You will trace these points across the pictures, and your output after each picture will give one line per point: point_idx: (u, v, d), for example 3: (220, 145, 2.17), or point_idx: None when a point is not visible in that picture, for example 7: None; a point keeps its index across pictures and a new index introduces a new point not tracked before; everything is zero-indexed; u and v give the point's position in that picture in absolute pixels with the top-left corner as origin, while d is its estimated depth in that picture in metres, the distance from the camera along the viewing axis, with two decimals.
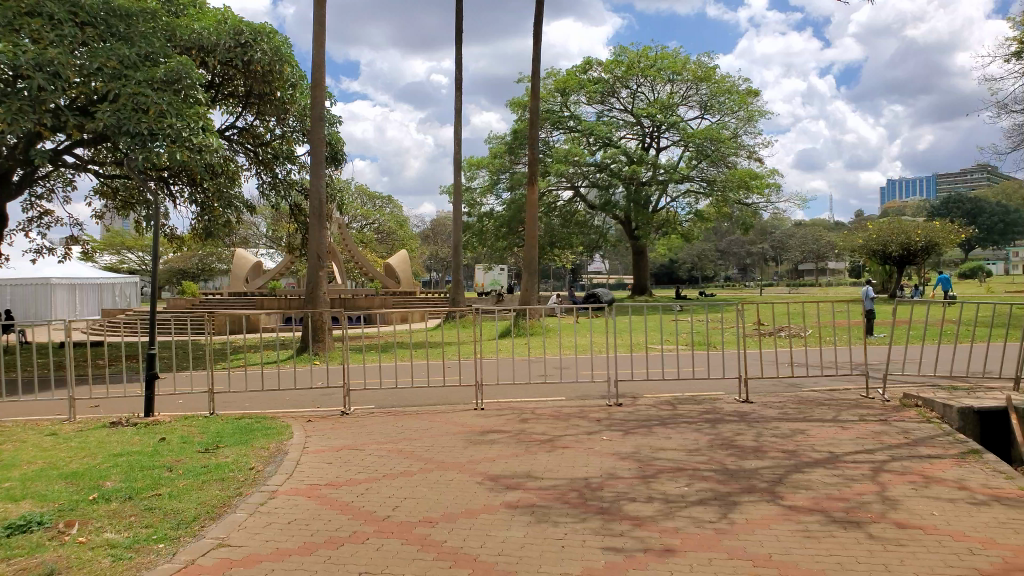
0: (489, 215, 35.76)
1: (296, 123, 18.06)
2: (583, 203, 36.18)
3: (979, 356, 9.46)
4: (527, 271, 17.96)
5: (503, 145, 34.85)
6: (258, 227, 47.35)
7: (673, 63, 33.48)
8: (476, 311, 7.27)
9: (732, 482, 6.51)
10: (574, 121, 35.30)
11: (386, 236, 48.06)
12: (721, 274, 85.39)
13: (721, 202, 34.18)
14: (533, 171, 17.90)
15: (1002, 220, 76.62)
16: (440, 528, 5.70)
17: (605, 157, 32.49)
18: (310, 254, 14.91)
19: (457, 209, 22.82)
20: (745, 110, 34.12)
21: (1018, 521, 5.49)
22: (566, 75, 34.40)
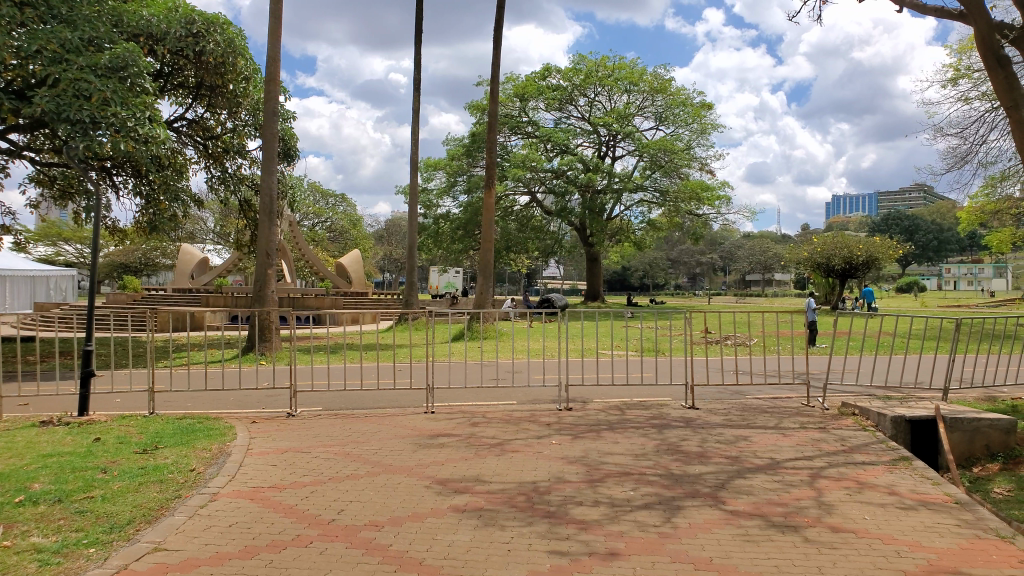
0: (445, 217, 35.63)
1: (249, 117, 17.67)
2: (540, 209, 36.29)
3: (911, 368, 9.85)
4: (481, 274, 17.89)
5: (461, 147, 34.71)
6: (206, 222, 45.90)
7: (631, 73, 33.96)
8: (426, 313, 7.19)
9: (677, 486, 6.65)
10: (531, 127, 35.47)
11: (339, 235, 47.46)
12: (673, 283, 87.10)
13: (674, 213, 34.79)
14: (490, 174, 17.83)
15: (937, 237, 80.96)
16: (386, 531, 5.65)
17: (562, 164, 32.63)
18: (259, 251, 14.56)
19: (413, 210, 22.57)
20: (699, 123, 34.84)
21: (942, 525, 5.77)
22: (525, 81, 34.67)
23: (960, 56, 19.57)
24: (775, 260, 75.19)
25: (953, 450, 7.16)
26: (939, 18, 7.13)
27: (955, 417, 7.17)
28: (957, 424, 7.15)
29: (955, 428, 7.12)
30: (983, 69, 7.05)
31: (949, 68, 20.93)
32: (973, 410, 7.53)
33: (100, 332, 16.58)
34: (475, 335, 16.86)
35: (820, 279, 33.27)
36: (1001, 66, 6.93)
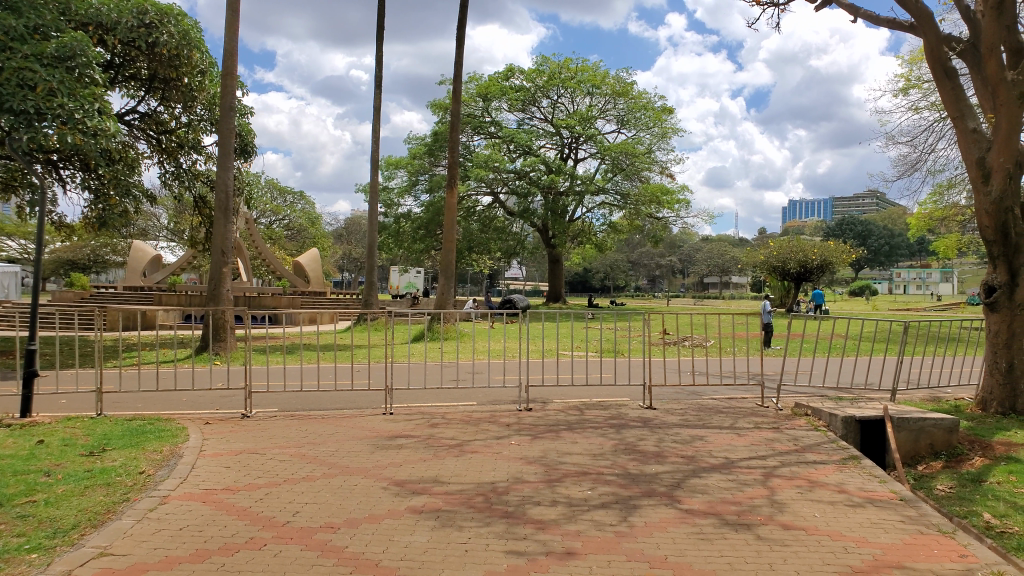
0: (406, 216, 35.39)
1: (205, 112, 17.20)
2: (502, 210, 36.26)
3: (861, 369, 10.14)
4: (442, 275, 17.83)
5: (423, 146, 34.50)
6: (160, 218, 44.72)
7: (593, 76, 34.12)
8: (383, 312, 7.16)
9: (634, 486, 6.73)
10: (494, 127, 35.47)
11: (297, 233, 46.82)
12: (633, 284, 88.07)
13: (634, 215, 35.12)
14: (452, 175, 17.70)
15: (889, 243, 84.16)
16: (342, 533, 5.60)
17: (525, 165, 32.57)
18: (214, 249, 14.27)
19: (373, 209, 22.33)
20: (660, 127, 35.22)
21: (887, 522, 5.96)
22: (488, 81, 34.68)
23: (912, 67, 20.08)
24: (732, 263, 76.83)
25: (900, 449, 7.39)
26: (892, 30, 7.29)
27: (901, 417, 7.39)
28: (903, 423, 7.37)
29: (902, 428, 7.33)
30: (932, 80, 7.29)
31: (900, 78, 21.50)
32: (919, 411, 7.76)
33: (44, 330, 16.09)
34: (435, 335, 16.80)
35: (776, 282, 33.42)
36: (950, 78, 7.18)
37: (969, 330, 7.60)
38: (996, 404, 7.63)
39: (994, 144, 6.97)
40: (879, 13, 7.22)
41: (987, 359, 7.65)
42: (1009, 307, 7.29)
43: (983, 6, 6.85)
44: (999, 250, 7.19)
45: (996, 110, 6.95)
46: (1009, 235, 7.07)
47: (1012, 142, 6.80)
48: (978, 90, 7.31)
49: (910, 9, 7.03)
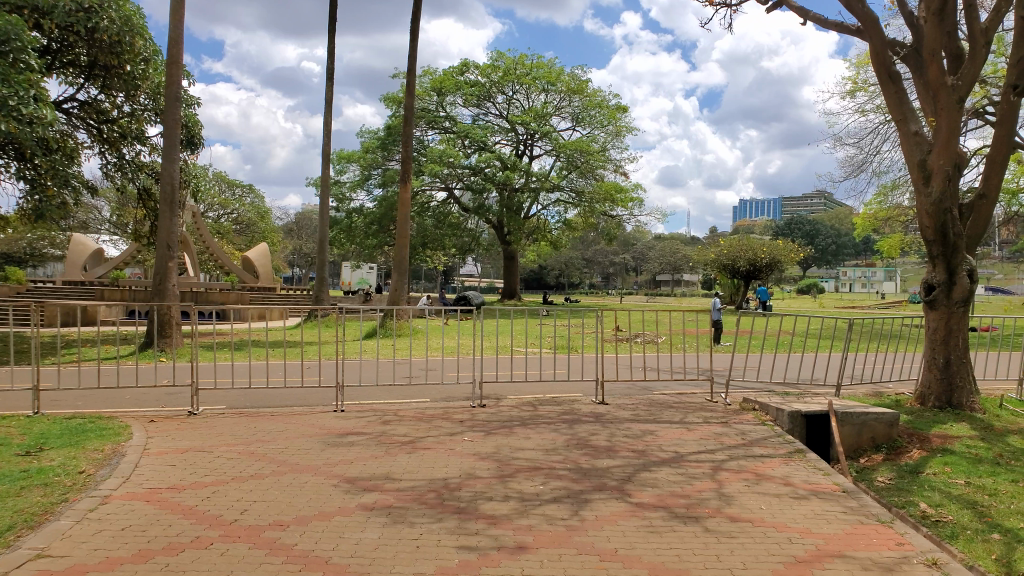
0: (359, 211, 35.01)
1: (148, 101, 16.98)
2: (457, 206, 36.15)
3: (806, 365, 10.43)
4: (395, 271, 17.68)
5: (376, 140, 34.19)
6: (101, 210, 43.25)
7: (548, 73, 34.19)
8: (334, 309, 7.12)
9: (585, 480, 6.81)
10: (449, 122, 35.37)
11: (246, 227, 45.92)
12: (587, 282, 88.70)
13: (588, 213, 35.37)
14: (405, 170, 17.53)
15: (835, 241, 88.51)
16: (291, 531, 5.54)
17: (480, 161, 32.42)
18: (159, 243, 13.97)
19: (324, 203, 21.97)
20: (614, 125, 35.62)
21: (829, 513, 6.15)
22: (442, 75, 34.45)
23: (858, 72, 20.58)
24: (684, 261, 78.10)
25: (843, 442, 7.55)
26: (840, 33, 7.39)
27: (845, 411, 7.54)
28: (847, 418, 7.53)
29: (846, 422, 7.48)
30: (877, 83, 7.46)
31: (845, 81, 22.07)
32: (862, 405, 7.98)
33: None
34: (387, 332, 16.68)
35: (726, 280, 34.44)
36: (893, 82, 7.36)
37: (909, 327, 7.82)
38: (934, 398, 7.95)
39: (935, 146, 7.17)
40: (827, 16, 7.32)
41: (926, 355, 7.94)
42: (947, 305, 7.55)
43: (926, 11, 7.01)
44: (938, 249, 7.42)
45: (937, 114, 7.15)
46: (947, 235, 7.27)
47: (951, 145, 7.00)
48: (920, 94, 7.50)
49: (857, 13, 7.14)
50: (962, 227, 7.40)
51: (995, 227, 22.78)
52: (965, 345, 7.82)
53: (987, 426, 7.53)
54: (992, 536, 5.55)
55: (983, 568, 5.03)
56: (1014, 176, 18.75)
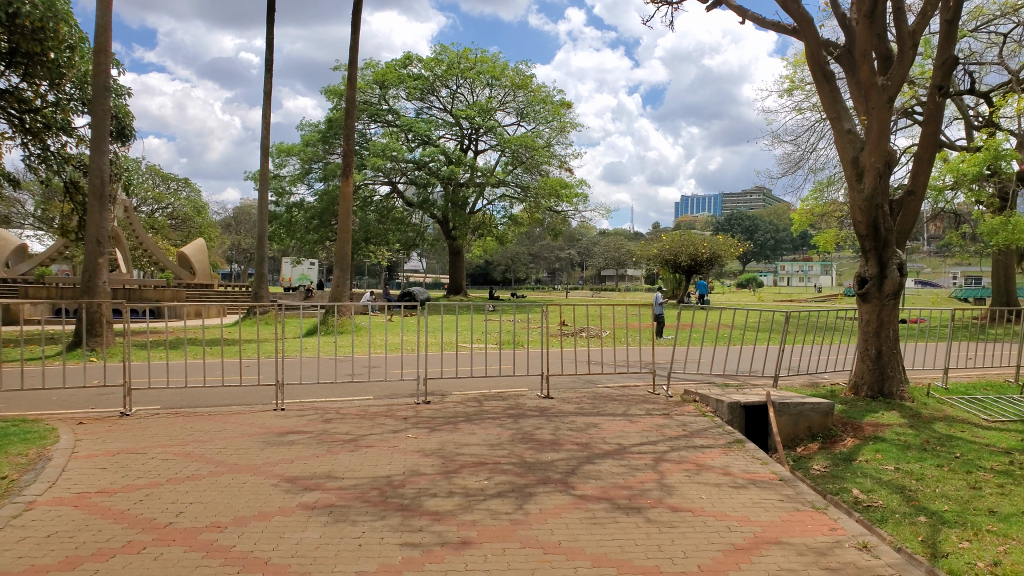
0: (299, 206, 34.54)
1: (75, 91, 16.52)
2: (400, 200, 35.90)
3: (744, 357, 10.73)
4: (337, 266, 17.45)
5: (317, 133, 33.73)
6: (25, 204, 41.37)
7: (492, 67, 34.18)
8: (273, 306, 7.00)
9: (530, 474, 6.85)
10: (392, 116, 35.10)
11: (182, 222, 44.64)
12: (533, 277, 89.22)
13: (534, 208, 35.61)
14: (347, 163, 17.31)
15: (773, 237, 93.89)
16: (230, 532, 5.43)
17: (423, 155, 32.26)
18: (88, 239, 13.62)
19: (263, 198, 21.49)
20: (558, 121, 35.80)
21: (767, 501, 6.31)
22: (385, 68, 34.11)
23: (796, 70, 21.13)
24: (627, 256, 79.34)
25: (781, 432, 7.75)
26: (777, 33, 7.50)
27: (783, 402, 7.74)
28: (784, 408, 7.73)
29: (783, 412, 7.68)
30: (812, 82, 7.64)
31: (783, 80, 22.63)
32: (799, 396, 8.22)
33: None
34: (328, 330, 16.49)
35: (668, 275, 34.90)
36: (827, 81, 7.55)
37: (845, 320, 8.07)
38: (867, 387, 8.25)
39: (866, 145, 7.39)
40: (765, 16, 7.43)
41: (859, 346, 8.22)
42: (878, 298, 7.82)
43: (857, 13, 7.21)
44: (870, 244, 7.67)
45: (869, 113, 7.37)
46: (878, 230, 7.52)
47: (881, 143, 7.23)
48: (853, 93, 7.72)
49: (793, 13, 7.26)
50: (892, 222, 7.66)
51: (923, 222, 23.78)
52: (895, 336, 8.13)
53: (916, 414, 7.90)
54: (919, 518, 5.79)
55: (911, 550, 5.24)
56: (939, 174, 19.37)
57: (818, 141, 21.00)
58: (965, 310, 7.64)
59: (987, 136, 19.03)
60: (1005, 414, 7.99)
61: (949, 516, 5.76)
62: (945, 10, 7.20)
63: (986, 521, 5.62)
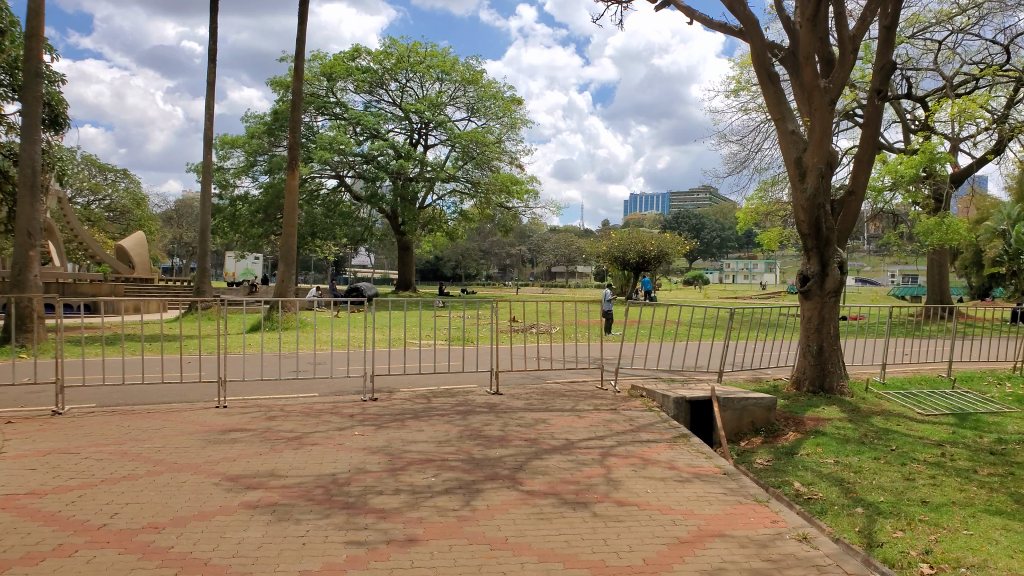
0: (243, 198, 33.91)
1: (3, 77, 15.95)
2: (348, 194, 35.47)
3: (689, 353, 10.95)
4: (282, 261, 17.21)
5: (262, 125, 33.12)
6: None
7: (442, 62, 34.15)
8: (216, 301, 6.84)
9: (477, 470, 6.85)
10: (340, 108, 34.71)
11: (120, 214, 43.15)
12: (484, 273, 89.28)
13: (484, 204, 35.69)
14: (293, 156, 17.02)
15: (718, 235, 96.98)
16: (168, 533, 5.29)
17: (372, 148, 32.01)
18: (17, 232, 13.19)
19: (206, 190, 21.03)
20: (509, 117, 36.02)
21: (711, 494, 6.43)
22: (333, 60, 33.65)
23: (744, 70, 21.53)
24: (578, 253, 80.05)
25: (725, 427, 7.90)
26: (725, 34, 7.59)
27: (727, 397, 7.89)
28: (729, 403, 7.88)
29: (727, 407, 7.84)
30: (758, 83, 7.80)
31: (731, 79, 23.06)
32: (743, 391, 8.40)
33: None
34: (272, 326, 16.27)
35: (617, 272, 35.43)
36: (772, 82, 7.73)
37: (788, 317, 8.28)
38: (808, 383, 8.50)
39: (809, 145, 7.56)
40: (712, 17, 7.51)
41: (802, 342, 8.45)
42: (820, 295, 8.02)
43: (801, 17, 7.37)
44: (813, 242, 7.85)
45: (811, 114, 7.53)
46: (820, 229, 7.71)
47: (824, 144, 7.41)
48: (797, 95, 7.90)
49: (738, 15, 7.37)
50: (834, 221, 7.88)
51: (864, 221, 24.62)
52: (836, 332, 8.38)
53: (854, 408, 8.16)
54: (856, 509, 5.96)
55: (848, 540, 5.39)
56: (878, 176, 19.91)
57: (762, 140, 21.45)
58: (901, 308, 7.88)
59: (923, 139, 19.76)
60: (938, 408, 8.38)
61: (885, 507, 5.94)
62: (884, 16, 7.39)
63: (918, 511, 5.82)
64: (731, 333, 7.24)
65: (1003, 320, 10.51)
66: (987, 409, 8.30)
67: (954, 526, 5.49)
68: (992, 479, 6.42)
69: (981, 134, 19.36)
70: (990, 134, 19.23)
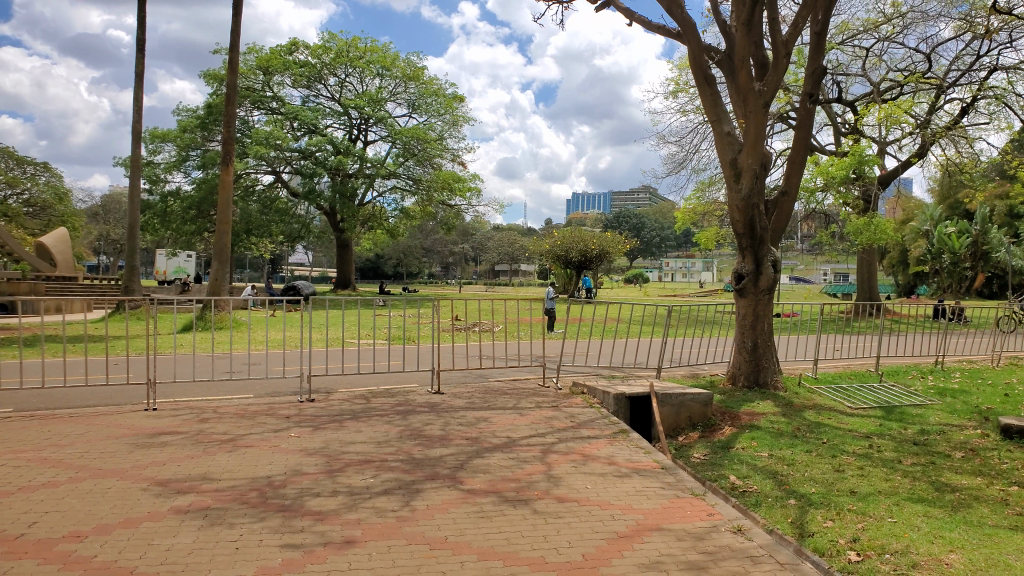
0: (175, 194, 32.99)
1: None
2: (285, 190, 34.89)
3: (630, 350, 11.17)
4: (215, 259, 16.81)
5: (195, 119, 32.30)
6: None
7: (382, 58, 33.94)
8: (144, 300, 6.60)
9: (417, 470, 6.80)
10: (277, 103, 34.09)
11: None
12: (427, 271, 88.94)
13: (426, 201, 35.53)
14: (228, 150, 16.61)
15: (657, 235, 100.31)
16: (90, 542, 5.07)
17: (309, 144, 31.52)
18: None
19: (135, 186, 20.35)
20: (450, 114, 36.20)
21: (650, 489, 6.53)
22: (269, 53, 32.93)
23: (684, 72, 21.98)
24: (520, 251, 80.93)
25: (664, 422, 8.04)
26: (664, 36, 7.70)
27: (665, 393, 8.04)
28: (667, 399, 8.02)
29: (665, 402, 7.98)
30: (696, 85, 7.96)
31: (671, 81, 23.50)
32: (681, 387, 8.57)
33: None
34: (205, 325, 15.88)
35: (559, 271, 35.76)
36: (708, 85, 7.90)
37: (724, 314, 8.50)
38: (744, 378, 8.74)
39: (744, 147, 7.75)
40: (652, 19, 7.60)
41: (737, 339, 8.68)
42: (754, 293, 8.25)
43: (736, 20, 7.53)
44: (747, 242, 8.05)
45: (746, 116, 7.72)
46: (754, 229, 7.93)
47: (758, 146, 7.62)
48: (733, 98, 8.09)
49: (676, 17, 7.49)
50: (768, 221, 8.12)
51: (797, 221, 25.52)
52: (770, 329, 8.64)
53: (788, 402, 8.44)
54: (789, 501, 6.13)
55: (780, 531, 5.54)
56: (810, 177, 20.49)
57: (699, 142, 22.05)
58: (831, 305, 8.18)
59: (852, 142, 20.52)
60: (867, 401, 8.72)
61: (816, 498, 6.12)
62: (814, 22, 7.65)
63: (847, 501, 6.03)
64: (669, 330, 7.37)
65: (924, 315, 11.05)
66: (911, 402, 8.69)
67: (879, 515, 5.71)
68: (915, 469, 6.70)
69: (906, 138, 20.24)
70: (915, 139, 20.15)
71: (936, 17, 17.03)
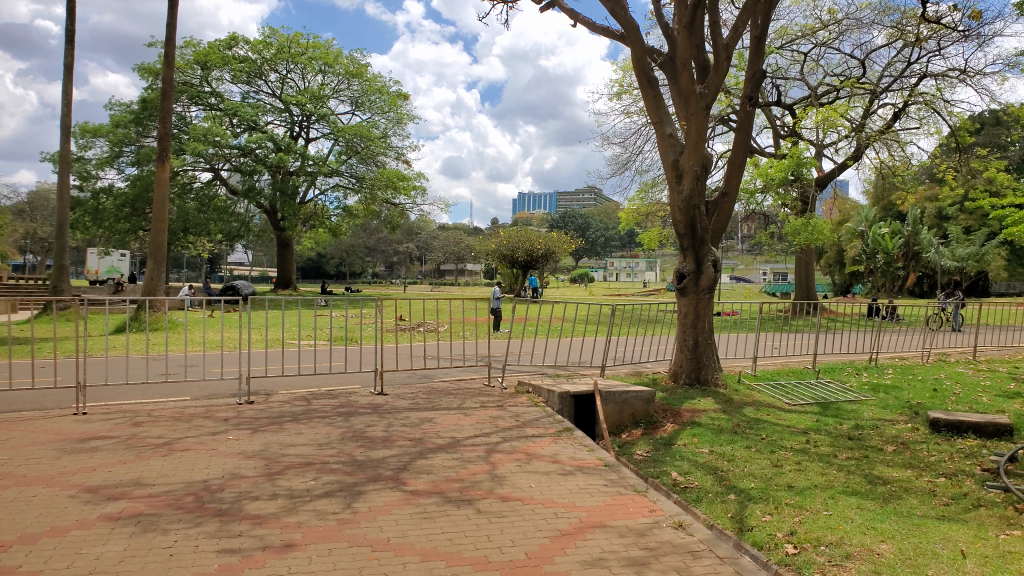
0: (107, 191, 32.03)
1: None
2: (223, 188, 34.21)
3: (574, 350, 11.30)
4: (149, 259, 16.38)
5: (128, 114, 31.37)
6: None
7: (324, 54, 33.54)
8: (73, 301, 6.34)
9: (359, 472, 6.74)
10: (216, 99, 33.31)
11: None
12: (370, 271, 87.88)
13: (370, 200, 35.20)
14: (162, 147, 16.14)
15: (602, 235, 102.67)
16: (13, 552, 4.85)
17: (249, 141, 30.88)
18: None
19: (63, 182, 19.62)
20: (394, 112, 36.03)
21: (593, 486, 6.59)
22: (207, 48, 32.14)
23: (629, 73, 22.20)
24: (467, 251, 80.96)
25: (607, 420, 8.13)
26: (608, 37, 7.75)
27: (608, 391, 8.12)
28: (610, 397, 8.11)
29: (609, 400, 8.07)
30: (639, 87, 8.04)
31: (616, 81, 23.73)
32: (624, 385, 8.69)
33: None
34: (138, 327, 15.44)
35: (505, 270, 35.93)
36: (651, 86, 8.00)
37: (665, 313, 8.65)
38: (685, 375, 8.93)
39: (685, 149, 7.89)
40: (595, 21, 7.65)
41: (679, 337, 8.86)
42: (694, 292, 8.43)
43: (678, 24, 7.64)
44: (688, 241, 8.20)
45: (688, 118, 7.86)
46: (695, 229, 8.07)
47: (699, 147, 7.76)
48: (675, 100, 8.22)
49: (619, 19, 7.56)
50: (708, 221, 8.29)
51: (739, 222, 26.13)
52: (710, 327, 8.84)
53: (728, 399, 8.65)
54: (729, 496, 6.24)
55: (720, 525, 5.64)
56: (751, 178, 20.99)
57: (643, 143, 22.34)
58: (769, 304, 8.40)
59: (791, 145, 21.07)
60: (804, 397, 8.98)
61: (755, 493, 6.25)
62: (754, 26, 7.80)
63: (785, 495, 6.17)
64: (611, 329, 7.44)
65: (859, 314, 11.38)
66: (846, 397, 8.97)
67: (815, 508, 5.86)
68: (849, 462, 6.92)
69: (841, 141, 20.75)
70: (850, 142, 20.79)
71: (870, 24, 17.61)
